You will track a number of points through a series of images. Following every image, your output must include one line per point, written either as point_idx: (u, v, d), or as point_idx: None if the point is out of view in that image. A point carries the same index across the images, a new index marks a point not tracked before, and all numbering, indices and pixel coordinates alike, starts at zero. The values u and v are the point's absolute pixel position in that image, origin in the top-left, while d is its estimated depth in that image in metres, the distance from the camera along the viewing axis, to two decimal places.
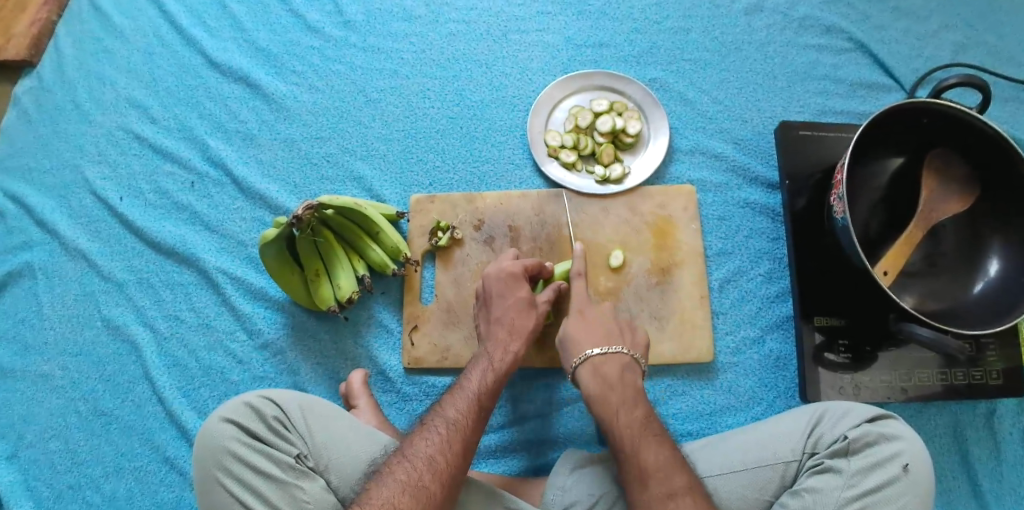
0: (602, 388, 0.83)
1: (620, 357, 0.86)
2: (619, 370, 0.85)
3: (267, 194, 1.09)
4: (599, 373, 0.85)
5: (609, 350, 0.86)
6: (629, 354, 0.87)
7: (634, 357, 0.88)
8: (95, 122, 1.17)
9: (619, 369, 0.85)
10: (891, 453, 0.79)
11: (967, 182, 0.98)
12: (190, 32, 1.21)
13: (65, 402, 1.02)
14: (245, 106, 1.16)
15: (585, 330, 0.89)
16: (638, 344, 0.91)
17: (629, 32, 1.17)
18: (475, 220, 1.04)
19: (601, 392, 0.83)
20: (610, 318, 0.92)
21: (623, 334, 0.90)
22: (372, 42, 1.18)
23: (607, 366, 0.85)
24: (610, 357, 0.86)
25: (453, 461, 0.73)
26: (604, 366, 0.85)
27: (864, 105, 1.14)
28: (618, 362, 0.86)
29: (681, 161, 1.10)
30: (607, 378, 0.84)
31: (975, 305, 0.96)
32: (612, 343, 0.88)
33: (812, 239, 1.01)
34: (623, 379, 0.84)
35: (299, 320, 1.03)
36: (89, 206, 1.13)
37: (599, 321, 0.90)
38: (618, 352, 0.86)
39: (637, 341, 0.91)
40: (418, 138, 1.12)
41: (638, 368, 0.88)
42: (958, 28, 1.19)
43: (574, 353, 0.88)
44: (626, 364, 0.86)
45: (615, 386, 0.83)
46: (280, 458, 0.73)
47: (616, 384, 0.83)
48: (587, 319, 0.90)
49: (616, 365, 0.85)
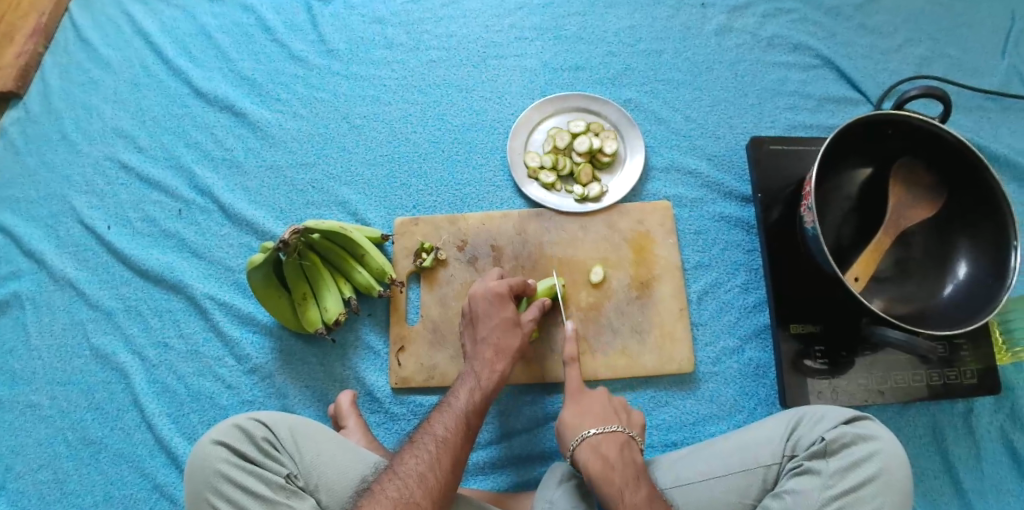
0: (603, 468, 0.79)
1: (618, 435, 0.83)
2: (619, 448, 0.82)
3: (254, 220, 1.11)
4: (598, 453, 0.81)
5: (606, 428, 0.84)
6: (625, 432, 0.85)
7: (630, 435, 0.85)
8: (82, 152, 1.20)
9: (617, 448, 0.82)
10: (867, 453, 0.81)
11: (933, 189, 1.02)
12: (176, 63, 1.24)
13: (54, 431, 1.03)
14: (231, 135, 1.19)
15: (581, 412, 0.87)
16: (635, 424, 0.89)
17: (604, 55, 1.22)
18: (459, 241, 1.06)
19: (604, 471, 0.79)
20: (605, 399, 0.89)
21: (618, 413, 0.88)
22: (355, 70, 1.21)
23: (606, 445, 0.82)
24: (607, 436, 0.83)
25: (443, 479, 0.75)
26: (603, 446, 0.82)
27: (832, 118, 1.18)
28: (616, 441, 0.83)
29: (658, 178, 1.13)
30: (608, 458, 0.80)
31: (945, 307, 0.99)
32: (609, 422, 0.85)
33: (786, 248, 1.04)
34: (623, 458, 0.81)
35: (287, 344, 1.04)
36: (78, 236, 1.14)
37: (593, 404, 0.88)
38: (615, 431, 0.84)
39: (633, 421, 0.89)
40: (401, 163, 1.15)
41: (635, 446, 0.84)
42: (921, 42, 1.24)
43: (573, 435, 0.85)
44: (624, 443, 0.83)
45: (616, 466, 0.79)
46: (270, 478, 0.75)
47: (617, 464, 0.80)
48: (583, 407, 0.87)
49: (616, 444, 0.82)
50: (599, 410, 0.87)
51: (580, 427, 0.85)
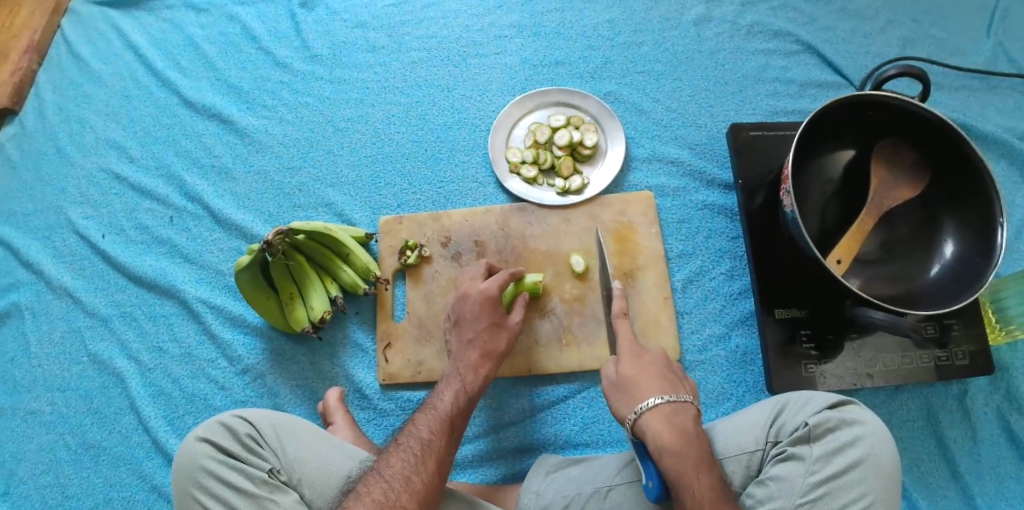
0: (680, 440, 0.76)
1: (690, 410, 0.81)
2: (692, 422, 0.80)
3: (243, 224, 1.13)
4: (671, 424, 0.78)
5: (677, 399, 0.81)
6: (694, 403, 0.82)
7: (696, 405, 0.83)
8: (77, 164, 1.23)
9: (691, 420, 0.80)
10: (851, 437, 0.80)
11: (917, 169, 1.02)
12: (165, 74, 1.26)
13: (55, 436, 1.06)
14: (219, 142, 1.21)
15: (644, 381, 0.84)
16: (692, 394, 0.86)
17: (584, 49, 1.22)
18: (443, 237, 1.08)
19: (680, 444, 0.76)
20: (664, 365, 0.87)
21: (680, 383, 0.86)
22: (338, 74, 1.23)
23: (680, 417, 0.79)
24: (679, 407, 0.80)
25: (429, 482, 0.76)
26: (677, 417, 0.79)
27: (814, 103, 1.18)
28: (689, 413, 0.80)
29: (640, 168, 1.13)
30: (684, 430, 0.78)
31: (932, 287, 0.98)
32: (678, 392, 0.83)
33: (769, 234, 1.04)
34: (696, 432, 0.79)
35: (277, 344, 1.06)
36: (74, 246, 1.17)
37: (655, 373, 0.86)
38: (685, 402, 0.81)
39: (690, 390, 0.86)
40: (385, 163, 1.16)
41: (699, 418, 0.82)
42: (903, 24, 1.24)
43: (637, 401, 0.82)
44: (693, 416, 0.81)
45: (693, 440, 0.77)
46: (252, 473, 0.76)
47: (693, 438, 0.77)
48: (647, 371, 0.86)
49: (689, 417, 0.80)
50: (662, 380, 0.85)
51: (642, 393, 0.83)
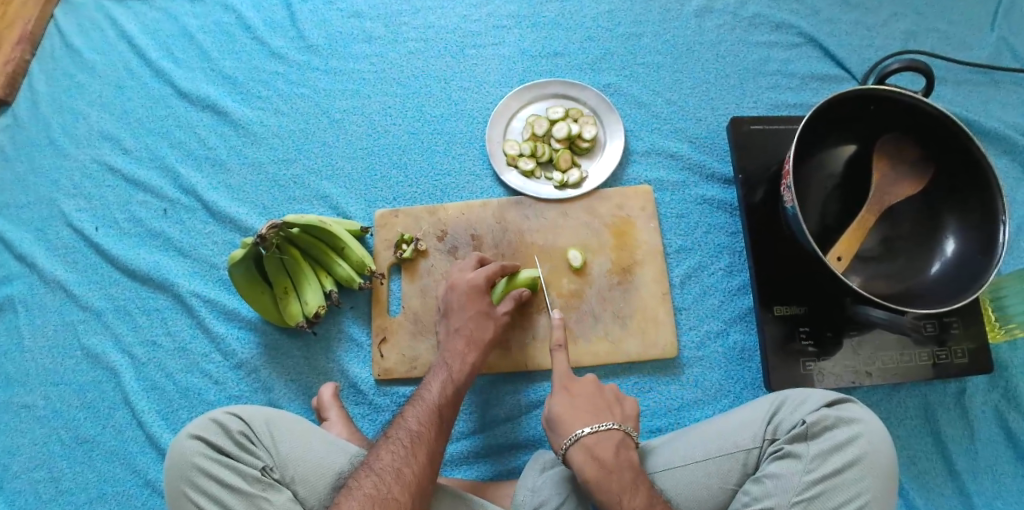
0: (600, 472, 0.79)
1: (612, 434, 0.82)
2: (615, 450, 0.81)
3: (237, 217, 1.12)
4: (593, 456, 0.80)
5: (600, 428, 0.82)
6: (621, 429, 0.83)
7: (625, 431, 0.84)
8: (70, 156, 1.21)
9: (613, 448, 0.81)
10: (848, 436, 0.80)
11: (920, 165, 1.01)
12: (158, 65, 1.24)
13: (48, 431, 1.05)
14: (214, 133, 1.19)
15: (573, 409, 0.85)
16: (628, 416, 0.87)
17: (583, 40, 1.21)
18: (439, 231, 1.06)
19: (600, 475, 0.79)
20: (595, 389, 0.88)
21: (611, 407, 0.86)
22: (334, 64, 1.21)
23: (601, 448, 0.81)
24: (602, 436, 0.81)
25: (420, 473, 0.75)
26: (599, 447, 0.81)
27: (816, 97, 1.17)
28: (612, 440, 0.81)
29: (639, 162, 1.12)
30: (604, 462, 0.79)
31: (933, 284, 0.97)
32: (602, 419, 0.84)
33: (769, 230, 1.03)
34: (620, 460, 0.80)
35: (272, 338, 1.05)
36: (67, 238, 1.16)
37: (585, 400, 0.86)
38: (609, 429, 0.82)
39: (627, 413, 0.87)
40: (381, 156, 1.15)
41: (631, 443, 0.83)
42: (906, 16, 1.22)
43: (564, 433, 0.83)
44: (619, 442, 0.82)
45: (613, 470, 0.79)
46: (246, 471, 0.75)
47: (614, 467, 0.79)
48: (576, 400, 0.86)
49: (611, 445, 0.81)
50: (591, 405, 0.86)
51: (571, 425, 0.83)
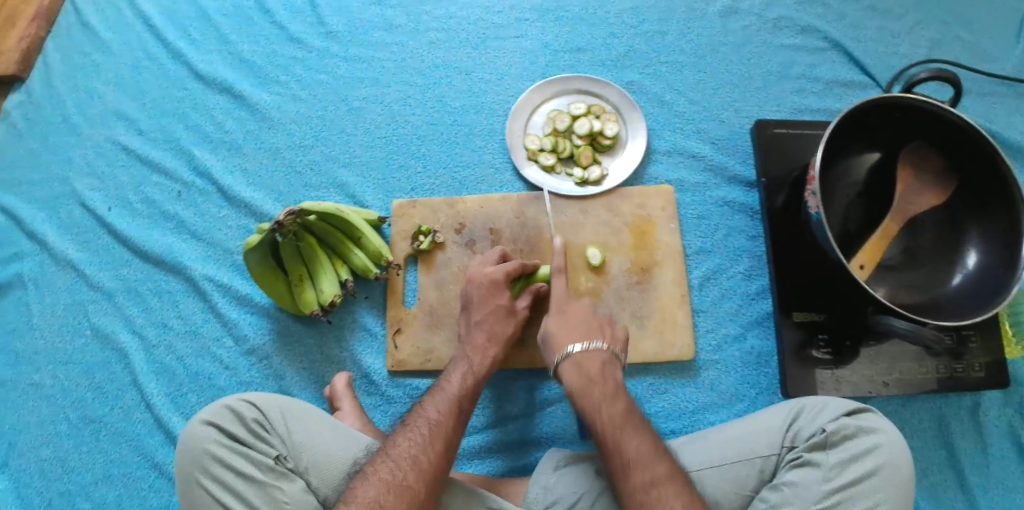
0: (584, 383, 0.82)
1: (599, 352, 0.85)
2: (601, 365, 0.83)
3: (252, 202, 1.11)
4: (579, 369, 0.83)
5: (590, 346, 0.85)
6: (609, 349, 0.86)
7: (614, 352, 0.86)
8: (84, 134, 1.20)
9: (599, 363, 0.84)
10: (869, 445, 0.79)
11: (943, 176, 1.00)
12: (176, 46, 1.23)
13: (55, 410, 1.04)
14: (230, 117, 1.18)
15: (566, 327, 0.88)
16: (618, 338, 0.89)
17: (606, 36, 1.19)
18: (457, 223, 1.05)
19: (584, 386, 0.82)
20: (590, 314, 0.90)
21: (603, 327, 0.89)
22: (354, 51, 1.20)
23: (589, 362, 0.84)
24: (590, 353, 0.84)
25: (436, 461, 0.74)
26: (586, 361, 0.84)
27: (840, 103, 1.16)
28: (599, 358, 0.84)
29: (660, 161, 1.11)
30: (589, 372, 0.82)
31: (954, 297, 0.97)
32: (592, 338, 0.86)
33: (791, 235, 1.02)
34: (604, 373, 0.83)
35: (284, 325, 1.04)
36: (79, 217, 1.14)
37: (579, 319, 0.89)
38: (598, 349, 0.85)
39: (617, 335, 0.89)
40: (400, 145, 1.13)
41: (618, 363, 0.86)
42: (932, 25, 1.21)
43: (556, 349, 0.86)
44: (607, 360, 0.85)
45: (596, 380, 0.82)
46: (260, 459, 0.74)
47: (597, 378, 0.82)
48: (570, 319, 0.89)
49: (598, 361, 0.84)
50: (585, 324, 0.88)
51: (563, 342, 0.86)
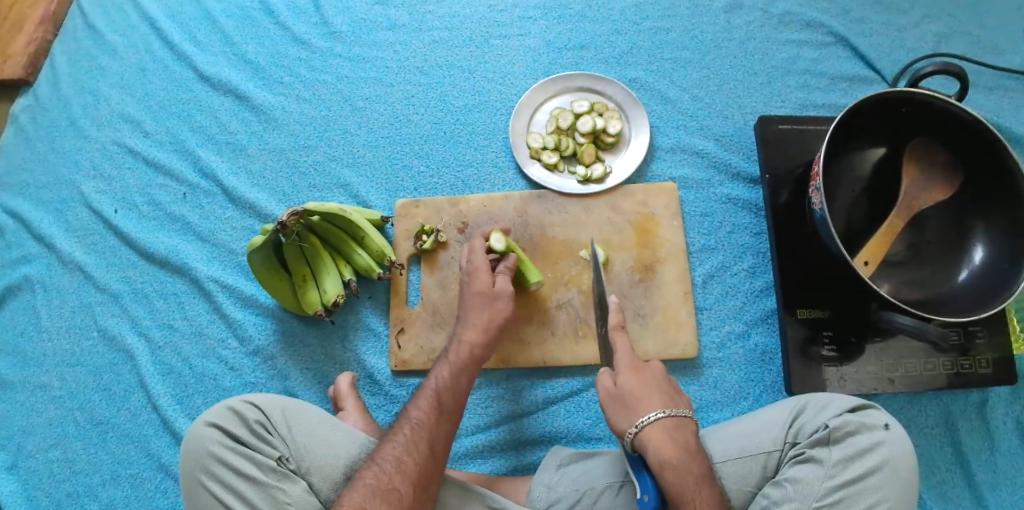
0: (684, 457, 0.74)
1: (688, 422, 0.78)
2: (691, 437, 0.77)
3: (256, 203, 1.11)
4: (672, 438, 0.75)
5: (679, 414, 0.78)
6: (692, 417, 0.80)
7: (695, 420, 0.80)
8: (90, 137, 1.20)
9: (690, 436, 0.77)
10: (871, 442, 0.78)
11: (949, 169, 0.99)
12: (181, 48, 1.23)
13: (63, 412, 1.05)
14: (235, 118, 1.18)
15: (644, 389, 0.80)
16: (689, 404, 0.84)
17: (609, 34, 1.19)
18: (459, 223, 1.05)
19: (684, 460, 0.73)
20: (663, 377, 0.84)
21: (678, 396, 0.83)
22: (357, 51, 1.20)
23: (681, 432, 0.76)
24: (681, 422, 0.77)
25: (420, 462, 0.75)
26: (678, 432, 0.76)
27: (845, 98, 1.15)
28: (688, 429, 0.78)
29: (663, 159, 1.11)
30: (686, 446, 0.75)
31: (960, 293, 0.96)
32: (677, 405, 0.80)
33: (794, 231, 1.02)
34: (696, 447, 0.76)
35: (289, 325, 1.04)
36: (85, 220, 1.15)
37: (654, 382, 0.82)
38: (685, 417, 0.78)
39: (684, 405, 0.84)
40: (403, 145, 1.13)
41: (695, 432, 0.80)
42: (939, 19, 1.19)
43: (636, 410, 0.78)
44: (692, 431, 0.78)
45: (693, 457, 0.74)
46: (262, 461, 0.75)
47: (695, 453, 0.75)
48: (644, 380, 0.82)
49: (688, 432, 0.77)
50: (660, 389, 0.82)
51: (643, 404, 0.79)
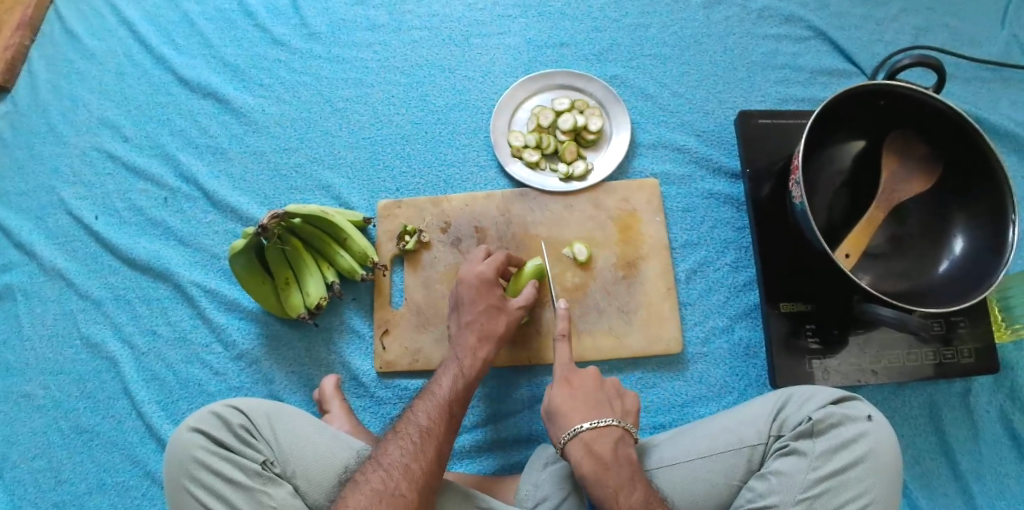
0: (597, 468, 0.77)
1: (611, 431, 0.81)
2: (613, 445, 0.80)
3: (238, 206, 1.11)
4: (591, 452, 0.79)
5: (600, 423, 0.81)
6: (620, 424, 0.82)
7: (624, 427, 0.83)
8: (70, 143, 1.19)
9: (612, 444, 0.80)
10: (855, 433, 0.78)
11: (926, 160, 1.00)
12: (160, 51, 1.22)
13: (47, 421, 1.04)
14: (215, 121, 1.18)
15: (573, 401, 0.84)
16: (629, 410, 0.86)
17: (589, 31, 1.19)
18: (442, 223, 1.05)
19: (598, 471, 0.77)
20: (597, 384, 0.86)
21: (611, 402, 0.85)
22: (337, 52, 1.19)
23: (600, 443, 0.79)
24: (601, 432, 0.80)
25: (427, 468, 0.75)
26: (597, 443, 0.79)
27: (825, 92, 1.15)
28: (610, 438, 0.80)
29: (645, 155, 1.11)
30: (601, 457, 0.78)
31: (941, 284, 0.96)
32: (601, 414, 0.83)
33: (777, 225, 1.02)
34: (617, 455, 0.79)
35: (273, 329, 1.04)
36: (66, 227, 1.14)
37: (583, 394, 0.85)
38: (608, 425, 0.81)
39: (627, 407, 0.86)
40: (385, 145, 1.13)
41: (630, 439, 0.82)
42: (916, 11, 1.20)
43: (563, 427, 0.82)
44: (618, 438, 0.81)
45: (611, 467, 0.77)
46: (246, 465, 0.74)
47: (610, 463, 0.78)
48: (574, 391, 0.85)
49: (610, 441, 0.80)
50: (590, 398, 0.84)
51: (571, 418, 0.82)
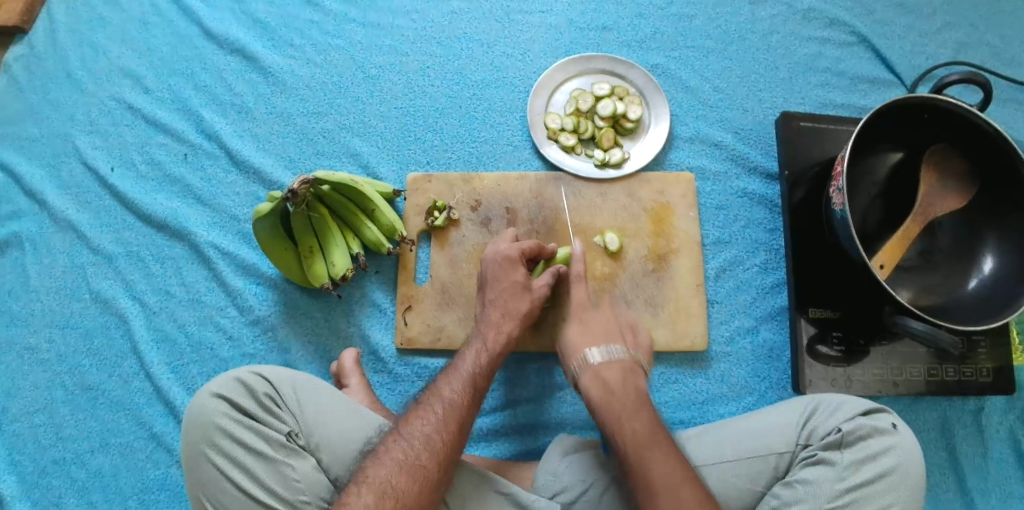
0: (603, 392, 0.81)
1: (620, 360, 0.85)
2: (622, 374, 0.83)
3: (261, 169, 1.07)
4: (599, 377, 0.83)
5: (610, 353, 0.85)
6: (630, 357, 0.86)
7: (636, 361, 0.86)
8: (87, 91, 1.15)
9: (619, 373, 0.83)
10: (884, 447, 0.78)
11: (963, 176, 0.97)
12: (186, 3, 1.18)
13: (51, 375, 1.01)
14: (241, 80, 1.14)
15: (587, 332, 0.89)
16: (641, 347, 0.91)
17: (632, 17, 1.16)
18: (473, 201, 1.03)
19: (604, 395, 0.81)
20: (610, 321, 0.91)
21: (624, 336, 0.90)
22: (372, 18, 1.16)
23: (607, 370, 0.84)
24: (610, 361, 0.84)
25: (448, 441, 0.73)
26: (605, 371, 0.84)
27: (865, 99, 1.14)
28: (620, 366, 0.84)
29: (682, 148, 1.09)
30: (609, 382, 0.82)
31: (969, 301, 0.96)
32: (612, 343, 0.87)
33: (810, 230, 1.01)
34: (625, 384, 0.82)
35: (291, 297, 1.01)
36: (80, 177, 1.10)
37: (597, 326, 0.90)
38: (619, 356, 0.85)
39: (639, 344, 0.91)
40: (417, 117, 1.10)
41: (639, 371, 0.86)
42: (960, 26, 1.18)
43: (575, 356, 0.87)
44: (628, 369, 0.84)
45: (617, 391, 0.81)
46: (270, 435, 0.73)
47: (618, 389, 0.81)
48: (589, 328, 0.89)
49: (619, 370, 0.83)
50: (603, 332, 0.89)
51: (582, 347, 0.87)
